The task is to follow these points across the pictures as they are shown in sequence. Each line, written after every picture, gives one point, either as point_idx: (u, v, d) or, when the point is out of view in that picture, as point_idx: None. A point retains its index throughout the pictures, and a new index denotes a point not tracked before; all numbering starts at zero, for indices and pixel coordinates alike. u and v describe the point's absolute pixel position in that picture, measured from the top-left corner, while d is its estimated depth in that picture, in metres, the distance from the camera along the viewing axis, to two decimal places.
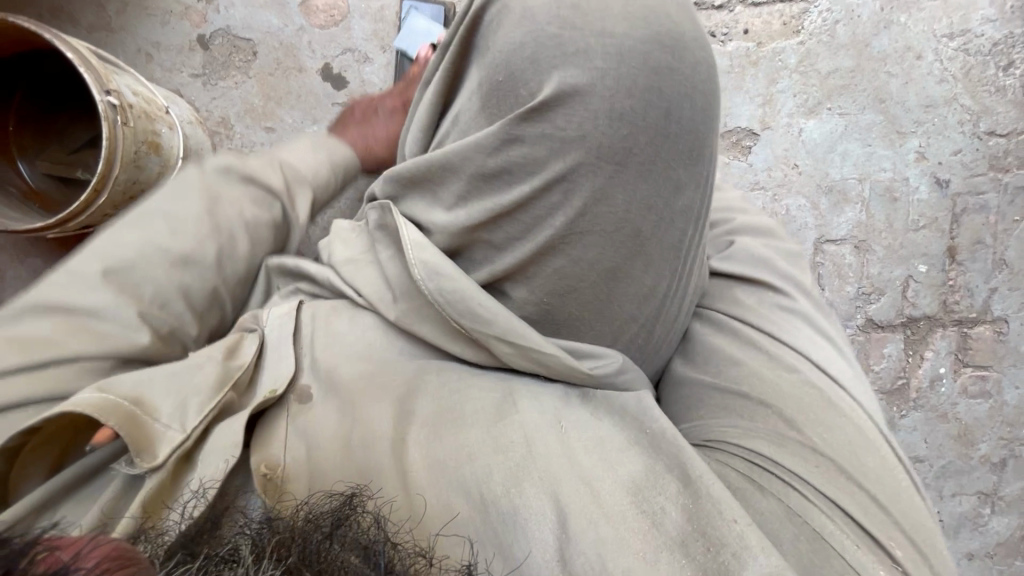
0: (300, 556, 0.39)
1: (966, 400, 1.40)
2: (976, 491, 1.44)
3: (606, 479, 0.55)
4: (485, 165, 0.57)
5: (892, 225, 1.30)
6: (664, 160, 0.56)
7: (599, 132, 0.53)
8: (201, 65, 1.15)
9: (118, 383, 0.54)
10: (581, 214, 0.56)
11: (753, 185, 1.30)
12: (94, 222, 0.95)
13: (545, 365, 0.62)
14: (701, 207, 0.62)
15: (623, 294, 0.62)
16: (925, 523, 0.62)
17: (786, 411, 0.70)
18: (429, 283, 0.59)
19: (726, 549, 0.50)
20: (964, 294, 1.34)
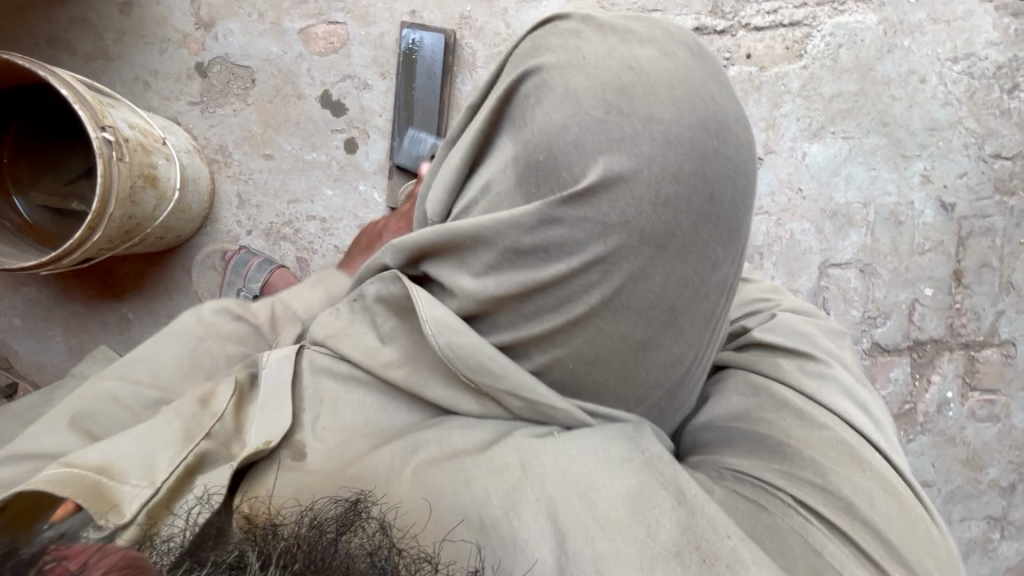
0: (305, 560, 0.39)
1: (974, 424, 1.38)
2: (985, 516, 1.41)
3: (602, 487, 0.55)
4: (518, 240, 0.54)
5: (898, 248, 1.28)
6: (703, 238, 0.54)
7: (643, 217, 0.51)
8: (199, 92, 1.14)
9: (79, 454, 0.51)
10: (618, 290, 0.54)
11: (756, 210, 1.29)
12: (90, 255, 0.94)
13: (550, 416, 0.60)
14: (735, 279, 0.60)
15: (653, 364, 0.60)
16: (941, 567, 0.60)
17: (790, 434, 0.69)
18: (438, 337, 0.57)
19: (720, 561, 0.51)
20: (971, 317, 1.32)
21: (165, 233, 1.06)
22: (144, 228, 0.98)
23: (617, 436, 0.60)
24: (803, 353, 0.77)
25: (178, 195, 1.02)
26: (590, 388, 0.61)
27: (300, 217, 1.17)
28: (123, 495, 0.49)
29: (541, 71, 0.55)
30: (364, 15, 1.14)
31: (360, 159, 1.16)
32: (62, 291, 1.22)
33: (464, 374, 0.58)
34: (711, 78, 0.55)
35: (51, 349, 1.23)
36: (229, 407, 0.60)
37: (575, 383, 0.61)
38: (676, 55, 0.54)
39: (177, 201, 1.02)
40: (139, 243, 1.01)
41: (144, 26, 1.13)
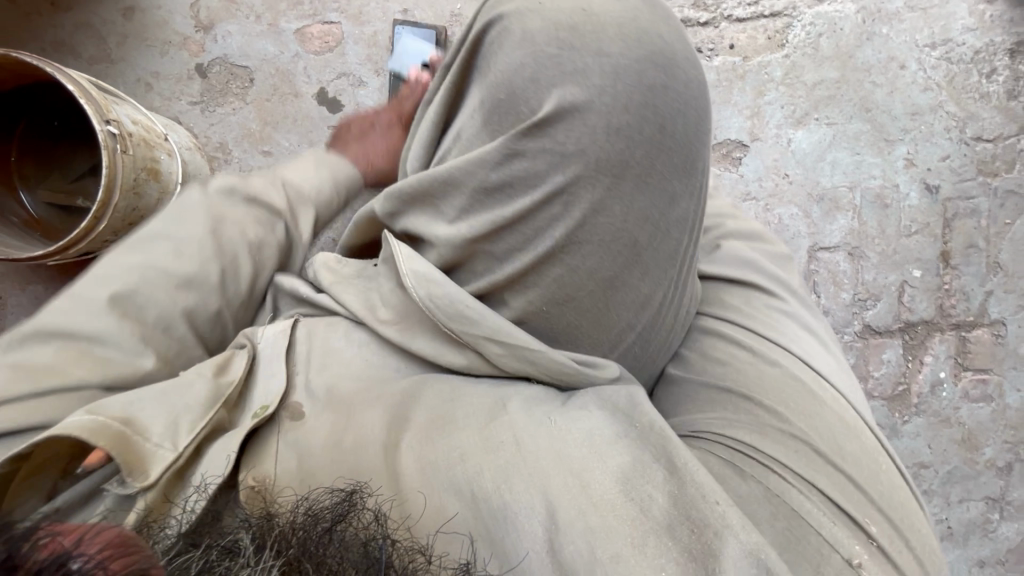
0: (298, 547, 0.42)
1: (968, 404, 1.39)
2: (983, 497, 1.42)
3: (595, 469, 0.54)
4: (485, 178, 0.57)
5: (885, 230, 1.31)
6: (657, 169, 0.57)
7: (599, 148, 0.54)
8: (200, 92, 1.18)
9: (106, 403, 0.53)
10: (581, 224, 0.56)
11: (745, 196, 1.31)
12: (94, 247, 0.96)
13: (534, 363, 0.62)
14: (696, 217, 0.63)
15: (622, 302, 0.62)
16: (902, 501, 0.63)
17: (765, 397, 0.71)
18: (420, 289, 0.60)
19: (709, 528, 0.52)
20: (960, 298, 1.34)
21: None
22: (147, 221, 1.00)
23: (614, 417, 0.59)
24: (761, 301, 0.81)
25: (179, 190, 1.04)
26: (565, 328, 0.63)
27: None
28: (150, 454, 0.52)
29: (502, 18, 0.59)
30: (358, 15, 1.18)
31: None
32: (67, 289, 1.24)
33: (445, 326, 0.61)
34: (660, 19, 0.58)
35: None
36: (240, 376, 0.62)
37: (551, 325, 0.63)
38: (627, 0, 0.58)
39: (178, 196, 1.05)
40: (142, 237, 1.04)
41: (145, 30, 1.16)
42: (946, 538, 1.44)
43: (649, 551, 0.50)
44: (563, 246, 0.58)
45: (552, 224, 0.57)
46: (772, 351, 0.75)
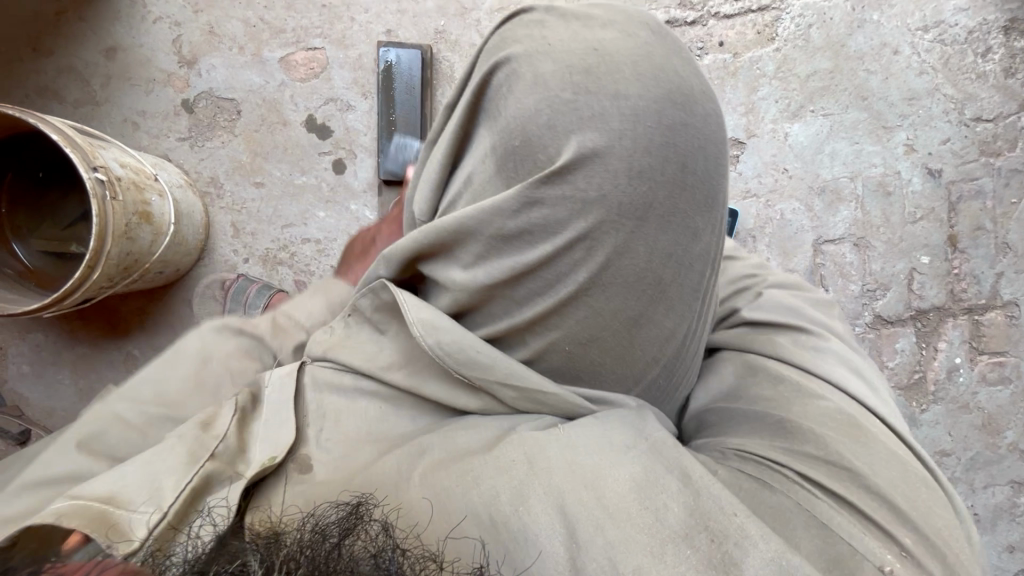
0: (309, 565, 0.40)
1: (986, 388, 1.37)
2: (1008, 481, 1.40)
3: (609, 482, 0.54)
4: (505, 227, 0.55)
5: (890, 219, 1.29)
6: (682, 208, 0.55)
7: (621, 192, 0.52)
8: (188, 128, 1.17)
9: (85, 486, 0.52)
10: (603, 267, 0.54)
11: (744, 193, 1.29)
12: (91, 294, 0.95)
13: (543, 403, 0.62)
14: (718, 250, 0.61)
15: (647, 339, 0.60)
16: (939, 518, 0.60)
17: (791, 410, 0.68)
18: (428, 337, 0.59)
19: (728, 539, 0.52)
20: (970, 282, 1.32)
21: (164, 268, 1.08)
22: (143, 263, 0.99)
23: (622, 427, 0.59)
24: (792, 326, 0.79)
25: (173, 229, 1.03)
26: (588, 367, 0.62)
27: (294, 240, 1.19)
28: (131, 522, 0.49)
29: (511, 60, 0.56)
30: (341, 39, 1.16)
31: (348, 178, 1.18)
32: (69, 335, 1.23)
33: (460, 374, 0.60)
34: (672, 51, 0.56)
35: (61, 392, 1.24)
36: (231, 425, 0.60)
37: (574, 365, 0.61)
38: (636, 35, 0.55)
39: (172, 236, 1.03)
40: (139, 278, 1.03)
41: (129, 69, 1.15)
42: (973, 524, 1.42)
43: (669, 559, 0.50)
44: (587, 292, 0.56)
45: (576, 267, 0.55)
46: (806, 378, 0.72)
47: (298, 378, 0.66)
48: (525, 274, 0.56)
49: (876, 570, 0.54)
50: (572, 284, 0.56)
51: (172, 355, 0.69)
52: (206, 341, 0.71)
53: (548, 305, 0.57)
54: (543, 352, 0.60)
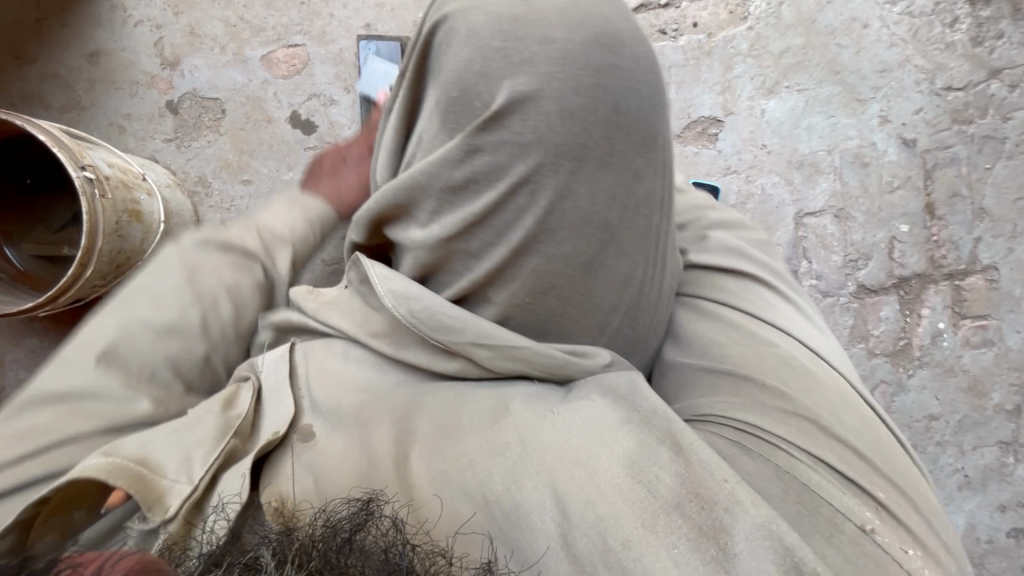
0: (321, 558, 0.41)
1: (970, 351, 1.40)
2: (996, 441, 1.43)
3: (601, 456, 0.52)
4: (451, 179, 0.58)
5: (868, 189, 1.32)
6: (621, 149, 0.57)
7: (555, 133, 0.54)
8: (173, 129, 1.18)
9: (121, 445, 0.55)
10: (548, 212, 0.57)
11: (725, 170, 1.32)
12: (85, 294, 0.96)
13: (522, 359, 0.62)
14: (666, 195, 0.63)
15: (603, 285, 0.62)
16: (903, 465, 0.65)
17: (762, 372, 0.71)
18: (400, 308, 0.63)
19: (719, 506, 0.49)
20: (950, 248, 1.35)
21: None
22: (135, 261, 1.00)
23: (615, 400, 0.57)
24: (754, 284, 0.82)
25: (163, 227, 1.04)
26: (556, 323, 0.64)
27: None
28: (166, 490, 0.53)
29: (448, 18, 0.60)
30: (322, 35, 1.18)
31: None
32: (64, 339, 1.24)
33: (428, 336, 0.63)
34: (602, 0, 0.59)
35: None
36: (249, 406, 0.63)
37: (541, 321, 0.63)
38: None
39: (163, 234, 1.04)
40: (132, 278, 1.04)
41: (112, 73, 1.17)
42: (964, 486, 1.45)
43: (660, 531, 0.48)
44: (535, 239, 0.58)
45: (521, 215, 0.57)
46: (772, 336, 0.75)
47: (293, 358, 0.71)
48: (474, 226, 0.59)
49: (859, 528, 0.56)
50: (516, 234, 0.58)
51: (160, 262, 0.68)
52: (190, 255, 0.69)
53: (493, 255, 0.60)
54: (503, 306, 0.63)
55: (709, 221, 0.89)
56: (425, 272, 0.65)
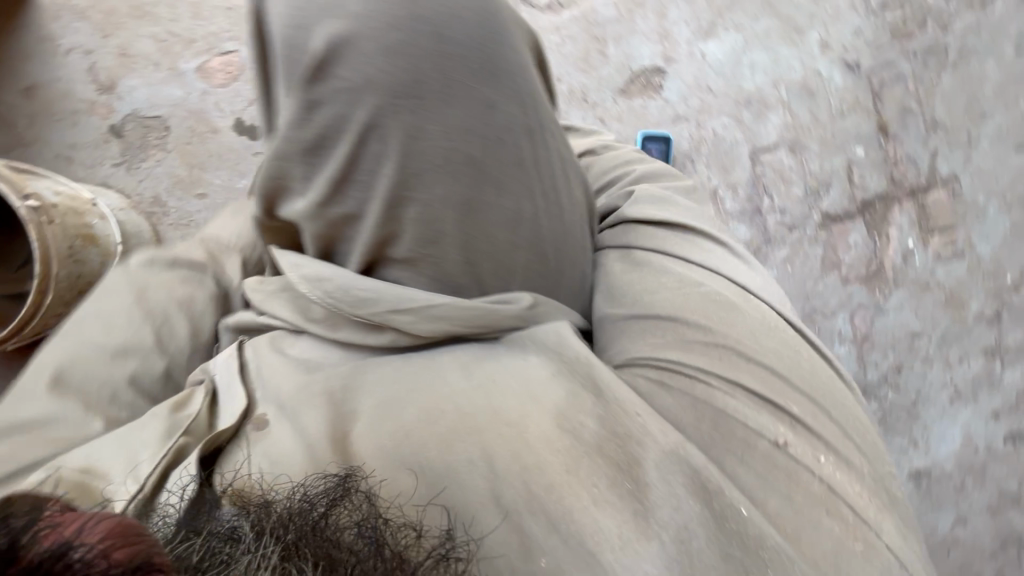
0: (296, 533, 0.45)
1: (943, 265, 1.37)
2: (981, 349, 1.36)
3: (530, 408, 0.58)
4: (301, 138, 0.61)
5: (818, 118, 1.35)
6: (460, 79, 0.59)
7: (384, 73, 0.57)
8: (121, 152, 1.18)
9: (70, 457, 0.57)
10: (406, 155, 0.59)
11: (676, 118, 1.36)
12: (49, 323, 0.97)
13: (444, 319, 0.64)
14: (533, 122, 0.64)
15: (489, 221, 0.63)
16: (817, 373, 0.67)
17: (681, 308, 0.71)
18: (313, 291, 0.66)
19: (631, 440, 0.57)
20: (908, 164, 1.36)
21: None
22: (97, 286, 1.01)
23: (546, 355, 0.63)
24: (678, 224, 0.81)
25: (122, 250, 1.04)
26: (467, 269, 0.65)
27: None
28: (109, 492, 0.53)
29: None
30: None
31: None
32: None
33: (346, 311, 0.64)
34: None
35: None
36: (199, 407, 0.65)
37: (450, 270, 0.65)
38: None
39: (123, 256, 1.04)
40: None
41: (52, 105, 1.18)
42: (954, 398, 1.37)
43: (583, 472, 0.55)
44: (403, 187, 0.60)
45: (382, 162, 0.60)
46: (689, 270, 0.75)
47: (241, 355, 0.71)
48: (350, 181, 0.62)
49: (772, 446, 0.60)
50: (382, 182, 0.60)
51: (109, 288, 0.80)
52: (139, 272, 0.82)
53: (372, 207, 0.62)
54: (409, 260, 0.64)
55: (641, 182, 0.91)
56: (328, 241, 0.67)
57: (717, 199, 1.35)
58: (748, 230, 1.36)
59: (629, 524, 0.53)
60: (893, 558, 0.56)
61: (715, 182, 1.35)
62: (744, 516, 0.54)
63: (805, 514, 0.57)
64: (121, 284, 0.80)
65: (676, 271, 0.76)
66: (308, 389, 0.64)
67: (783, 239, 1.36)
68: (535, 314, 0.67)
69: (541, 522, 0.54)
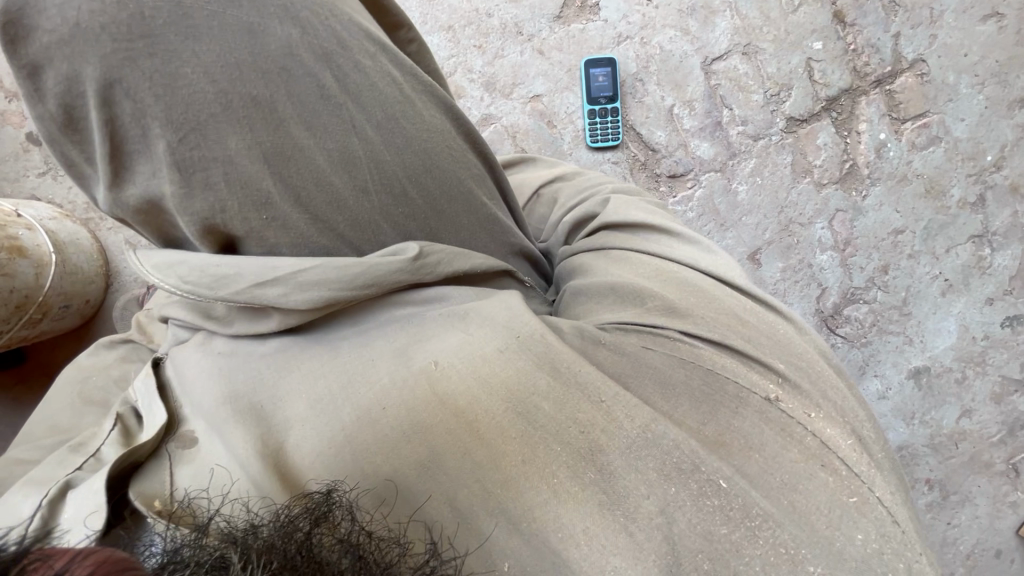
0: (283, 561, 0.39)
1: (919, 155, 1.30)
2: (968, 237, 1.31)
3: (481, 395, 0.52)
4: (49, 114, 0.54)
5: (768, 15, 1.30)
6: (196, 6, 0.55)
7: (95, 14, 0.51)
8: (42, 161, 1.20)
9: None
10: (168, 108, 0.54)
11: (619, 39, 1.33)
12: None
13: (320, 283, 0.56)
14: (315, 40, 0.61)
15: (305, 162, 0.59)
16: (792, 337, 0.63)
17: (660, 276, 0.66)
18: (167, 281, 0.59)
19: (595, 428, 0.51)
20: (870, 53, 1.30)
21: (69, 301, 1.07)
22: (37, 299, 0.98)
23: (493, 331, 0.56)
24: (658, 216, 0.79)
25: (56, 258, 1.02)
26: (315, 224, 0.60)
27: None
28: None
29: None
30: None
31: None
32: (14, 403, 1.21)
33: (204, 295, 0.57)
34: None
35: None
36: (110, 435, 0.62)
37: (296, 230, 0.59)
38: None
39: (58, 265, 1.02)
40: (43, 317, 1.02)
41: None
42: (948, 291, 1.33)
43: (541, 460, 0.50)
44: (186, 148, 0.55)
45: (146, 122, 0.54)
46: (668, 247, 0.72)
47: (160, 373, 0.63)
48: (126, 153, 0.56)
49: (763, 402, 0.56)
50: (158, 146, 0.55)
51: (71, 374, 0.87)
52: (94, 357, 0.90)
53: (167, 176, 0.56)
54: (253, 233, 0.59)
55: (612, 187, 0.89)
56: (152, 221, 0.61)
57: (675, 119, 1.33)
58: (711, 147, 1.33)
59: (596, 519, 0.48)
60: (887, 513, 0.52)
61: (670, 101, 1.33)
62: (726, 486, 0.50)
63: (800, 470, 0.53)
64: (68, 382, 0.85)
65: (652, 245, 0.72)
66: (232, 397, 0.55)
67: (748, 151, 1.33)
68: (422, 266, 0.60)
69: (500, 522, 0.49)
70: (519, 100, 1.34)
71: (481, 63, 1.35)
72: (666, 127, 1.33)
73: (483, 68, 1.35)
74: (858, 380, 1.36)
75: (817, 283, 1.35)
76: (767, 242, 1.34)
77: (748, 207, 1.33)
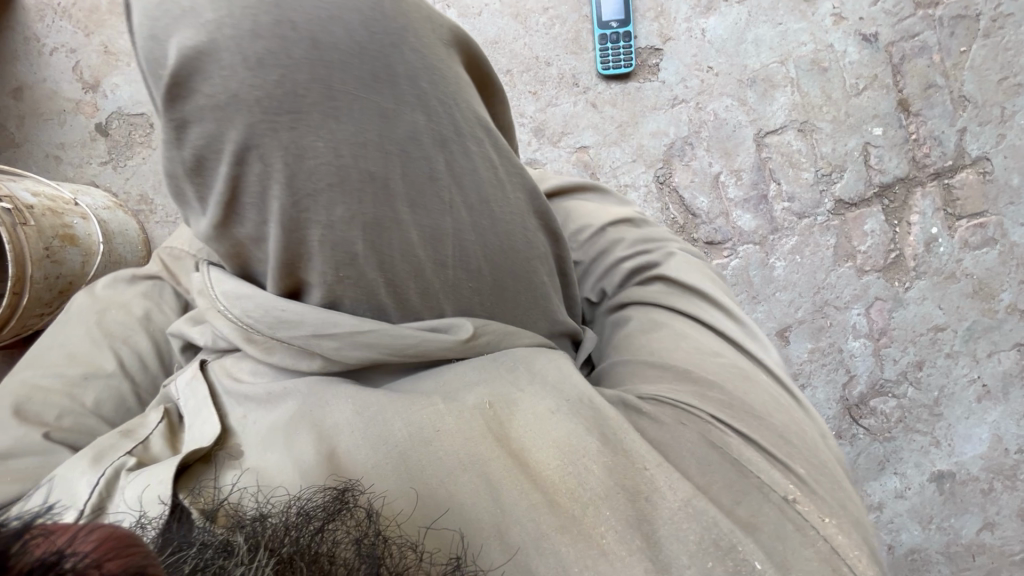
0: (293, 546, 0.42)
1: (971, 254, 1.26)
2: (1014, 345, 1.25)
3: (540, 441, 0.54)
4: (182, 159, 0.52)
5: (831, 95, 1.29)
6: (345, 89, 0.51)
7: (254, 88, 0.49)
8: (108, 151, 1.30)
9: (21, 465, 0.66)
10: (290, 176, 0.51)
11: (673, 100, 1.33)
12: (33, 322, 1.00)
13: (371, 344, 0.58)
14: (439, 125, 0.56)
15: (400, 242, 0.56)
16: (823, 451, 0.61)
17: (691, 366, 0.65)
18: (234, 307, 0.60)
19: (641, 496, 0.51)
20: (932, 145, 1.26)
21: None
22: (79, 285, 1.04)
23: (551, 386, 0.57)
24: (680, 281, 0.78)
25: (105, 248, 1.07)
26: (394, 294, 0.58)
27: None
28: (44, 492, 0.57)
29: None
30: None
31: None
32: None
33: (263, 330, 0.60)
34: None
35: None
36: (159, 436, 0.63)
37: (368, 289, 0.57)
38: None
39: (106, 255, 1.08)
40: None
41: (59, 111, 1.31)
42: (984, 398, 1.27)
43: (601, 513, 0.50)
44: (295, 212, 0.52)
45: (268, 184, 0.51)
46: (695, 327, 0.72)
47: (205, 376, 0.66)
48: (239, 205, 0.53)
49: (783, 502, 0.53)
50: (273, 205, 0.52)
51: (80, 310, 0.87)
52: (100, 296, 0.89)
53: (275, 233, 0.53)
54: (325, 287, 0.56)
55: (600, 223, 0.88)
56: None
57: (720, 187, 1.32)
58: (753, 219, 1.31)
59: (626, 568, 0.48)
60: None
61: (717, 168, 1.32)
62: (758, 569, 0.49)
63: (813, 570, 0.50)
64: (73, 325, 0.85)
65: (688, 315, 0.74)
66: (281, 406, 0.58)
67: (791, 228, 1.30)
68: (471, 347, 0.62)
69: (550, 564, 0.49)
70: (566, 149, 1.35)
71: (533, 109, 1.36)
72: (709, 194, 1.32)
73: (535, 113, 1.36)
74: (876, 475, 1.30)
75: (845, 369, 1.30)
76: (798, 320, 1.31)
77: (783, 283, 1.31)
